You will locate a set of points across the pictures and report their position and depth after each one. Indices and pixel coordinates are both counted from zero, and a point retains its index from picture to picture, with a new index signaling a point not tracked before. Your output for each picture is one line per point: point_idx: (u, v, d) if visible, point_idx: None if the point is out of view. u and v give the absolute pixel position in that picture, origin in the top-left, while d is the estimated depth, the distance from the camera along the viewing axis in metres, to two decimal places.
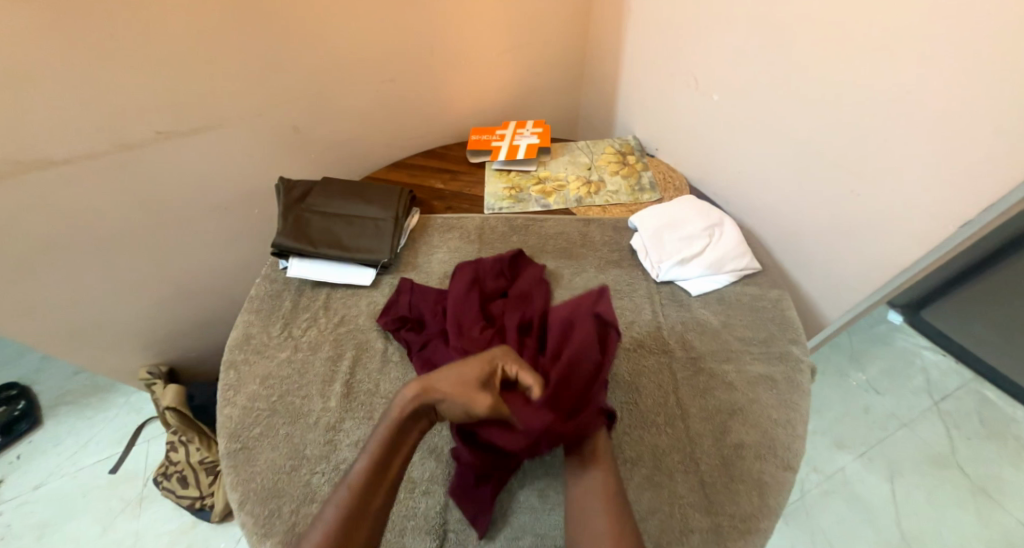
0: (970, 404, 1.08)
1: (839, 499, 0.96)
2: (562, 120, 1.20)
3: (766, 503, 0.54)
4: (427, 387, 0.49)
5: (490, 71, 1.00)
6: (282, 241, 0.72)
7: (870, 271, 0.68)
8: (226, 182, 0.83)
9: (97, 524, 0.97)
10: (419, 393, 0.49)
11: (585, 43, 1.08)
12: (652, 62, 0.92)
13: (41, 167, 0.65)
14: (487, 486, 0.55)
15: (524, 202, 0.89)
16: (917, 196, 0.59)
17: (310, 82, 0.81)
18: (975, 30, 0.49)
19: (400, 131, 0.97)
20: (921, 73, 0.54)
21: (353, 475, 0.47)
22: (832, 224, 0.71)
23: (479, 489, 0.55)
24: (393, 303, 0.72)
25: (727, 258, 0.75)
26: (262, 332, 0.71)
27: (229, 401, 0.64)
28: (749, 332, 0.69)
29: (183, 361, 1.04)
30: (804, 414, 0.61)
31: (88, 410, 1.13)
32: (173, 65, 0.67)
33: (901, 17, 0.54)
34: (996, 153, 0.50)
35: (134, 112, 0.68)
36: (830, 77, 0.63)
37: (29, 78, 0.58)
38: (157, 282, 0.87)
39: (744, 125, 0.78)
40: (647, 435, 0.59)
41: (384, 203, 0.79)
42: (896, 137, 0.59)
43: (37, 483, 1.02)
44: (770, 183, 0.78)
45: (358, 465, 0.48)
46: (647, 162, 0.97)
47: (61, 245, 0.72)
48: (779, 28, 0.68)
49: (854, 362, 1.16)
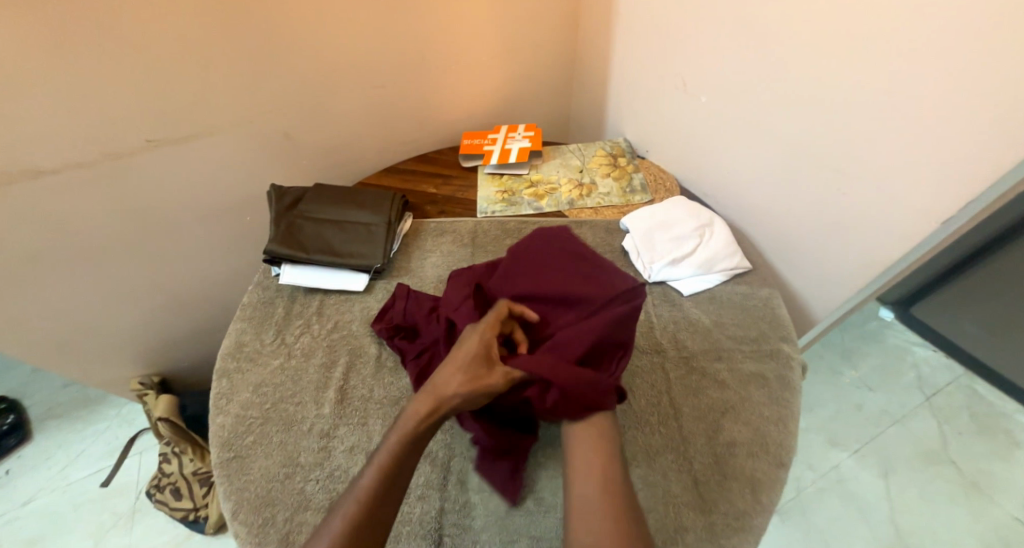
0: (961, 399, 1.09)
1: (834, 497, 0.96)
2: (553, 123, 1.20)
3: (759, 500, 0.54)
4: (438, 399, 0.51)
5: (480, 75, 1.00)
6: (274, 248, 0.72)
7: (858, 268, 0.69)
8: (217, 189, 0.83)
9: (90, 538, 0.96)
10: (432, 409, 0.51)
11: (575, 46, 1.09)
12: (641, 64, 0.93)
13: (30, 177, 0.64)
14: (504, 461, 0.58)
15: (516, 205, 0.89)
16: (904, 193, 0.60)
17: (300, 88, 0.81)
18: (958, 29, 0.49)
19: (391, 136, 0.97)
20: (905, 73, 0.55)
21: (365, 488, 0.46)
22: (821, 222, 0.72)
23: (496, 464, 0.58)
24: (387, 309, 0.71)
25: (718, 258, 0.76)
26: (255, 339, 0.71)
27: (221, 410, 0.63)
28: (741, 332, 0.70)
29: (175, 371, 1.03)
30: (796, 412, 0.62)
31: (79, 422, 1.12)
32: (163, 73, 0.67)
33: (883, 18, 0.55)
34: (980, 150, 0.51)
35: (125, 122, 0.68)
36: (816, 77, 0.64)
37: (17, 88, 0.58)
38: (149, 292, 0.87)
39: (733, 125, 0.79)
40: (641, 435, 0.59)
41: (376, 208, 0.79)
42: (883, 135, 0.59)
43: (28, 497, 1.01)
44: (759, 183, 0.79)
45: (368, 478, 0.47)
46: (637, 163, 0.97)
47: (50, 255, 0.72)
48: (764, 29, 0.68)
49: (846, 360, 1.16)
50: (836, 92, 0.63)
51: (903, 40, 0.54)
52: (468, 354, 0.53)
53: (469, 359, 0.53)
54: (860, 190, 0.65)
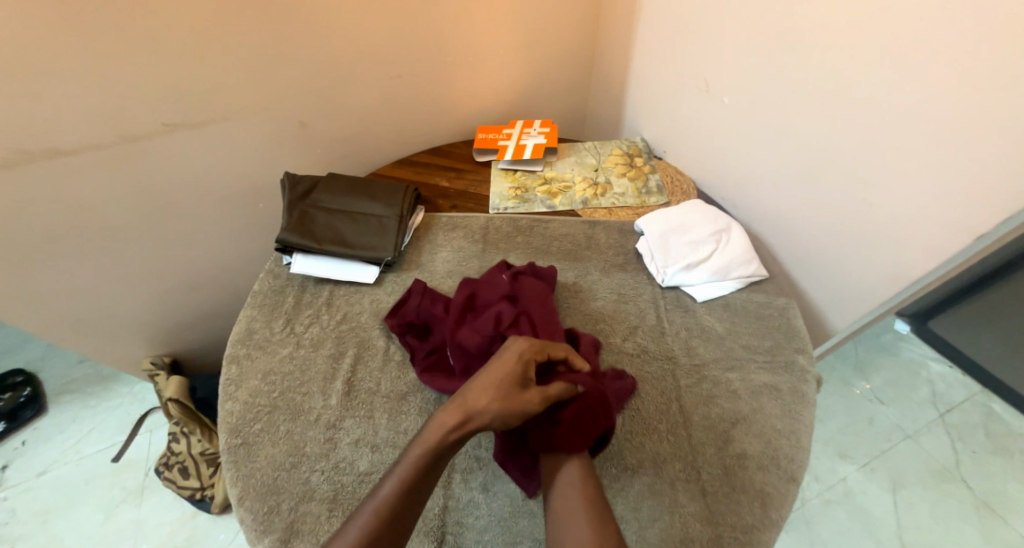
0: (976, 416, 1.07)
1: (839, 509, 0.95)
2: (569, 119, 1.19)
3: (767, 514, 0.53)
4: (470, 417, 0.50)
5: (498, 68, 0.99)
6: (286, 237, 0.72)
7: (878, 282, 0.68)
8: (231, 175, 0.83)
9: (99, 512, 0.98)
10: (463, 423, 0.49)
11: (595, 40, 1.07)
12: (663, 62, 0.91)
13: (49, 157, 0.65)
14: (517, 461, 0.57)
15: (529, 203, 0.88)
16: (931, 207, 0.58)
17: (316, 76, 0.80)
18: (998, 37, 0.47)
19: (406, 128, 0.97)
20: (937, 83, 0.53)
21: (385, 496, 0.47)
22: (841, 233, 0.70)
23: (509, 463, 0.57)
24: (402, 305, 0.70)
25: (734, 265, 0.75)
26: (265, 327, 0.71)
27: (230, 396, 0.64)
28: (754, 340, 0.69)
29: (186, 353, 1.04)
30: (808, 425, 0.61)
31: (92, 399, 1.13)
32: (180, 56, 0.67)
33: (914, 25, 0.53)
34: (1014, 165, 0.49)
35: (142, 105, 0.68)
36: (845, 82, 0.62)
37: (36, 67, 0.58)
38: (163, 274, 0.88)
39: (754, 130, 0.77)
40: (649, 442, 0.58)
41: (388, 201, 0.78)
42: (912, 144, 0.57)
43: (40, 470, 1.03)
44: (779, 189, 0.77)
45: (388, 485, 0.47)
46: (654, 164, 0.96)
47: (66, 234, 0.72)
48: (790, 33, 0.67)
49: (858, 371, 1.15)
50: (863, 100, 0.61)
51: (936, 48, 0.52)
52: (508, 371, 0.52)
53: (507, 377, 0.52)
54: (883, 202, 0.63)
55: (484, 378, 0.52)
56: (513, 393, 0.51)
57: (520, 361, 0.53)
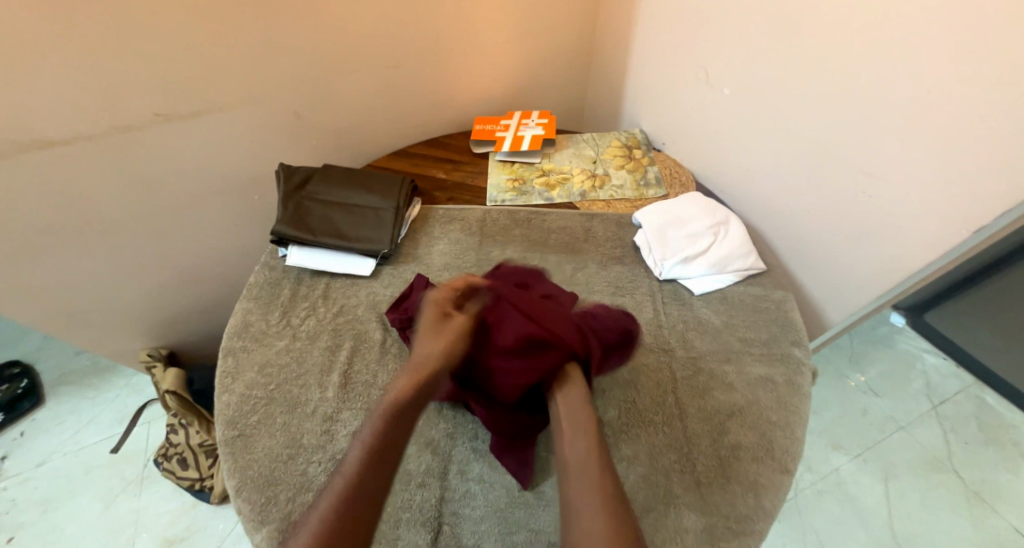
0: (969, 408, 1.08)
1: (832, 499, 0.96)
2: (567, 111, 1.18)
3: (761, 505, 0.54)
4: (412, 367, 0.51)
5: (496, 57, 0.97)
6: (282, 229, 0.71)
7: (876, 275, 0.68)
8: (227, 166, 0.82)
9: (99, 502, 0.98)
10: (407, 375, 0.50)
11: (594, 30, 1.05)
12: (663, 52, 0.90)
13: (39, 148, 0.64)
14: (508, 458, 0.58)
15: (527, 195, 0.88)
16: (932, 199, 0.57)
17: (312, 65, 0.79)
18: (1002, 29, 0.46)
19: (403, 119, 0.96)
20: (939, 75, 0.52)
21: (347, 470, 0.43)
22: (839, 227, 0.70)
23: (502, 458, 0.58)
24: (404, 298, 0.70)
25: (732, 258, 0.75)
26: (261, 319, 0.71)
27: (227, 389, 0.64)
28: (751, 333, 0.69)
29: (183, 345, 1.04)
30: (803, 417, 0.61)
31: (90, 390, 1.13)
32: (172, 45, 0.66)
33: (916, 15, 0.52)
34: (1014, 160, 0.49)
35: (134, 94, 0.67)
36: (846, 74, 0.61)
37: (24, 56, 0.57)
38: (157, 266, 0.87)
39: (754, 122, 0.76)
40: (645, 434, 0.59)
41: (384, 193, 0.78)
42: (914, 138, 0.57)
43: (40, 460, 1.03)
44: (778, 181, 0.77)
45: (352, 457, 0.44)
46: (653, 156, 0.95)
47: (60, 226, 0.72)
48: (791, 23, 0.66)
49: (853, 364, 1.15)
50: (865, 92, 0.60)
51: (939, 39, 0.51)
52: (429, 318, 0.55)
53: (429, 321, 0.54)
54: (883, 196, 0.62)
55: (416, 338, 0.55)
56: (443, 331, 0.53)
57: (437, 304, 0.56)
